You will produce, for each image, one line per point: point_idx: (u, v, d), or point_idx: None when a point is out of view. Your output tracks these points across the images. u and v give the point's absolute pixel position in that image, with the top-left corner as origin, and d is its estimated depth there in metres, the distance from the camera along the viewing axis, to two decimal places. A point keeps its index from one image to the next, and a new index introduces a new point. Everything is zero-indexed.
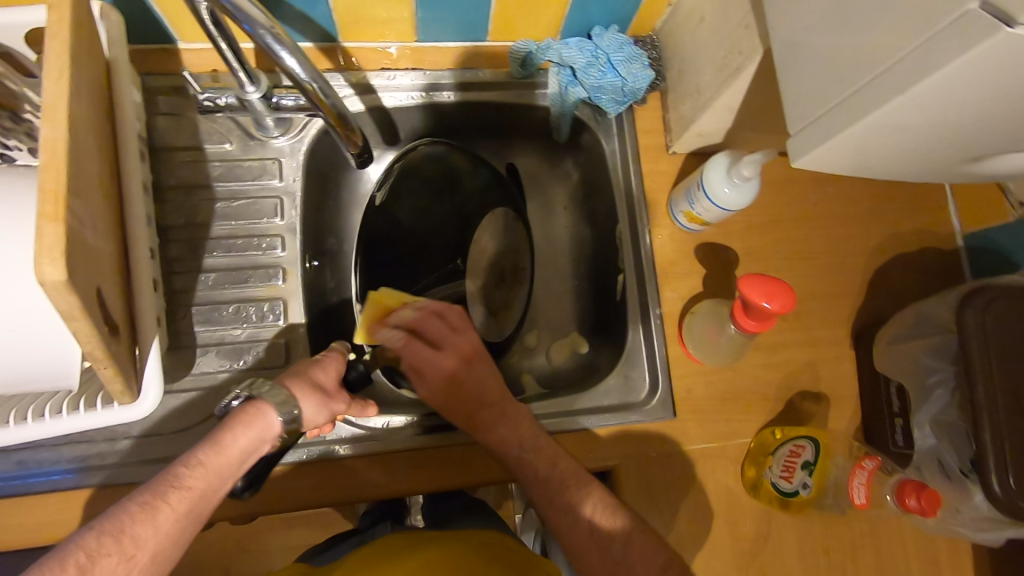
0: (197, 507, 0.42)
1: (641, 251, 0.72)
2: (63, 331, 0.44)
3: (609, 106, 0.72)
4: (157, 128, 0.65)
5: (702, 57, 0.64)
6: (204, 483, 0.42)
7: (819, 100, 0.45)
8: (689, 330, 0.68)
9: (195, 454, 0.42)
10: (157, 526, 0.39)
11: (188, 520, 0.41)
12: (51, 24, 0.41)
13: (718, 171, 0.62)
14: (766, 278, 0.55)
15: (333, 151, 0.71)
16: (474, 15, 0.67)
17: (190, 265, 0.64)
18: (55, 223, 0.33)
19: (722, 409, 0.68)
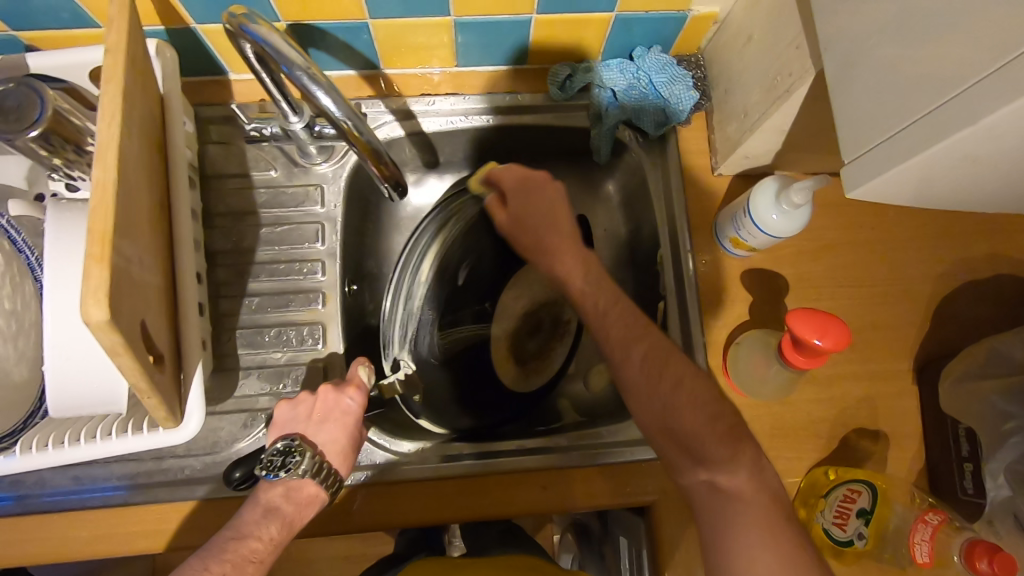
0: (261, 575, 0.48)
1: (684, 277, 0.69)
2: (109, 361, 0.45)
3: (651, 128, 0.71)
4: (208, 156, 0.68)
5: (750, 77, 0.61)
6: (264, 551, 0.49)
7: (875, 129, 0.42)
8: (734, 361, 0.65)
9: (266, 526, 0.49)
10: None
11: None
12: (107, 69, 0.43)
13: (766, 197, 0.59)
14: (815, 310, 0.51)
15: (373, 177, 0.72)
16: (514, 39, 0.67)
17: (236, 289, 0.66)
18: (101, 264, 0.35)
19: (769, 445, 0.65)
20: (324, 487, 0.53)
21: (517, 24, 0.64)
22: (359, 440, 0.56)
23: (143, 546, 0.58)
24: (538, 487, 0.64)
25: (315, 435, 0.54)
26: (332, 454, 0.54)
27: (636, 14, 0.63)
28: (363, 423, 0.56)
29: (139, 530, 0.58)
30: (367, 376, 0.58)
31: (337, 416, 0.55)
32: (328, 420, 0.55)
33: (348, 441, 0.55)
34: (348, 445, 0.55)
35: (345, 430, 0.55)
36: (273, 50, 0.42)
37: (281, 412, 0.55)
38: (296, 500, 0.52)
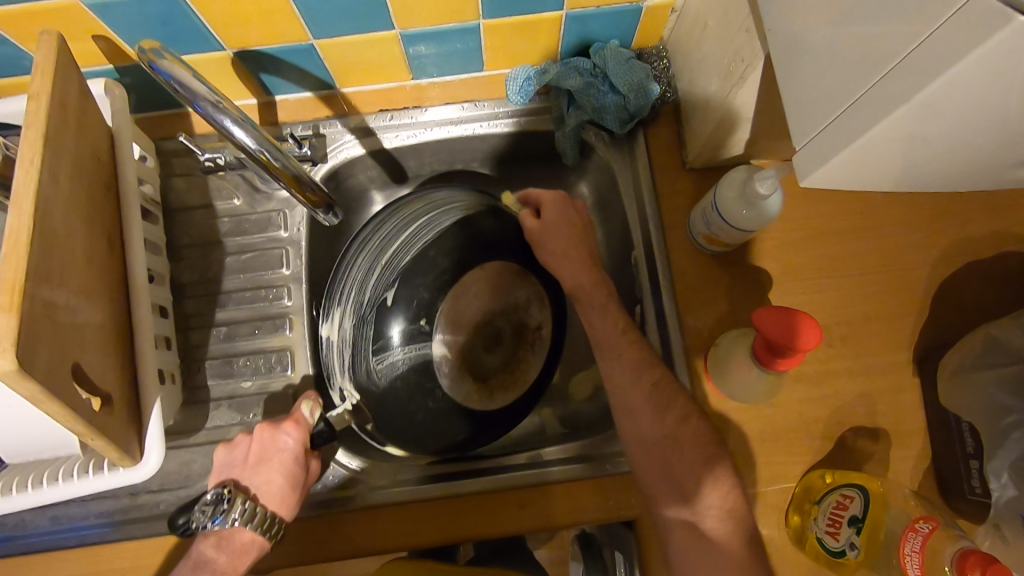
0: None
1: (660, 278, 0.66)
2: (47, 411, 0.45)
3: (614, 126, 0.68)
4: (172, 189, 0.68)
5: (710, 65, 0.58)
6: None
7: (819, 112, 0.40)
8: (714, 363, 0.62)
9: (199, 574, 0.52)
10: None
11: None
12: (30, 114, 0.43)
13: (732, 190, 0.56)
14: (792, 313, 0.47)
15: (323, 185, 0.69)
16: (466, 47, 0.65)
17: (204, 319, 0.65)
18: (9, 314, 0.34)
19: (759, 449, 0.61)
20: (256, 535, 0.54)
21: (464, 30, 0.62)
22: (300, 480, 0.57)
23: None
24: (516, 507, 0.60)
25: (249, 478, 0.57)
26: (267, 496, 0.56)
27: (587, 10, 0.61)
28: (301, 462, 0.57)
29: None
30: (309, 412, 0.58)
31: (273, 457, 0.56)
32: (262, 463, 0.56)
33: (282, 483, 0.56)
34: (282, 488, 0.56)
35: (279, 471, 0.56)
36: (180, 83, 0.41)
37: (229, 454, 0.59)
38: (229, 549, 0.54)
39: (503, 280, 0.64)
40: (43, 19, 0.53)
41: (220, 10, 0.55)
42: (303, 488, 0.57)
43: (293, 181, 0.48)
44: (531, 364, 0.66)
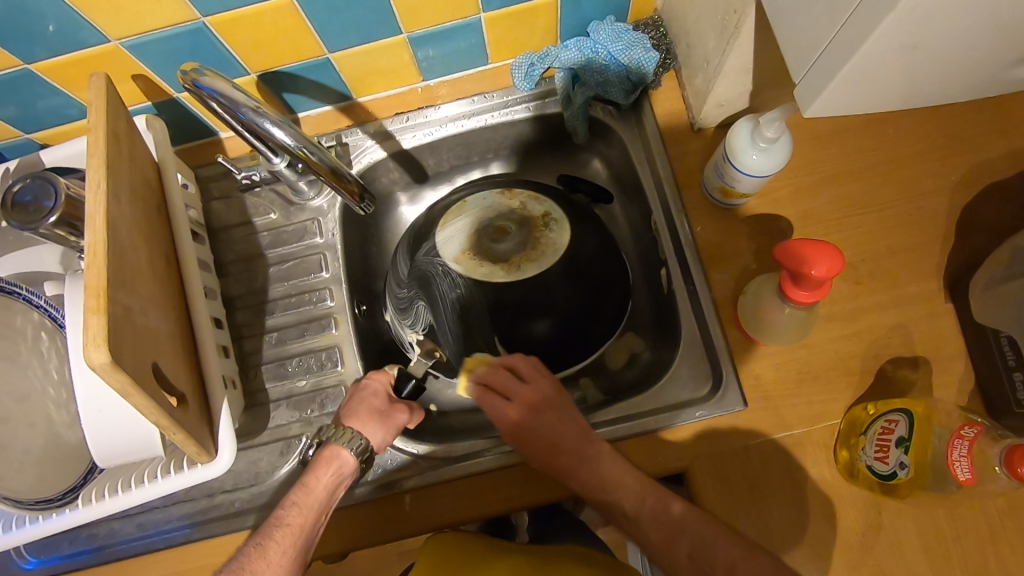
0: (297, 537, 0.53)
1: (681, 237, 0.68)
2: (132, 415, 0.49)
3: (620, 97, 0.70)
4: (213, 211, 0.73)
5: (704, 24, 0.61)
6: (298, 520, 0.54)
7: (812, 43, 0.42)
8: (744, 312, 0.63)
9: (289, 498, 0.55)
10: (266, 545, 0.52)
11: (294, 549, 0.52)
12: (91, 144, 0.48)
13: (740, 139, 0.58)
14: (815, 243, 0.49)
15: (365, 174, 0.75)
16: (469, 43, 0.69)
17: (256, 328, 0.70)
18: (97, 314, 0.38)
19: (799, 390, 0.62)
20: (345, 445, 0.58)
21: (466, 26, 0.66)
22: (383, 408, 0.62)
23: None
24: None
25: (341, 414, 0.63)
26: (353, 416, 0.61)
27: None
28: (384, 396, 0.64)
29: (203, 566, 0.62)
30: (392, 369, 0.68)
31: (359, 394, 0.64)
32: (351, 400, 0.64)
33: (364, 406, 0.62)
34: (368, 410, 0.62)
35: (362, 400, 0.62)
36: (222, 96, 0.45)
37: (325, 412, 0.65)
38: (317, 461, 0.58)
39: (497, 198, 0.70)
40: (88, 65, 0.59)
41: (243, 36, 0.59)
42: (387, 420, 0.62)
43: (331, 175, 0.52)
44: (549, 237, 0.68)
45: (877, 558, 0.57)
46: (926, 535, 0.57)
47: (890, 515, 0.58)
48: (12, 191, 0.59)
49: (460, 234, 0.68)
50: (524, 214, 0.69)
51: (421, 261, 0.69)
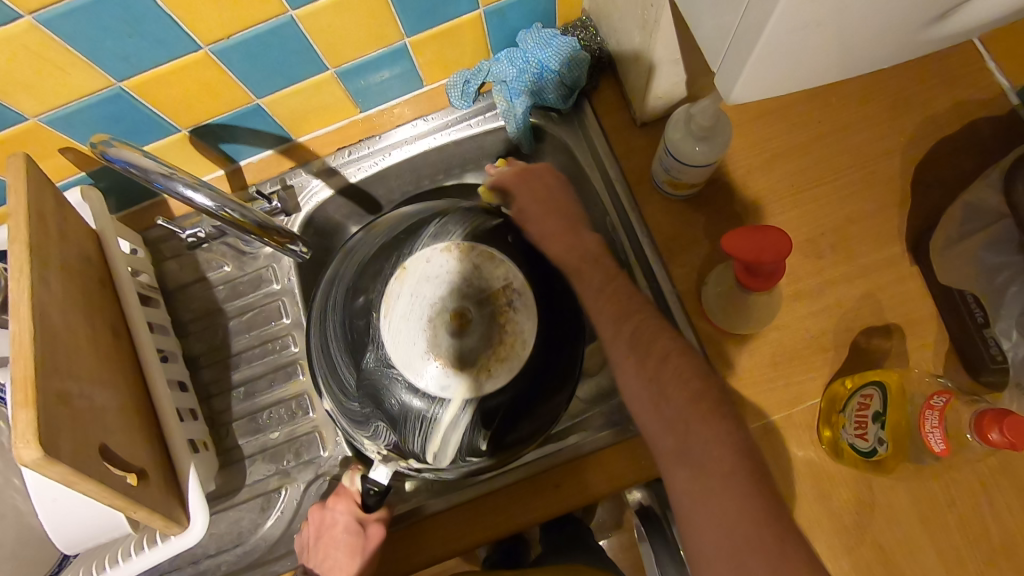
0: None
1: (637, 234, 0.67)
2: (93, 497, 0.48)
3: (559, 103, 0.70)
4: (166, 272, 0.72)
5: (627, 19, 0.60)
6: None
7: (724, 29, 0.41)
8: (708, 302, 0.62)
9: None
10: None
11: None
12: (12, 228, 0.47)
13: (678, 131, 0.57)
14: (767, 234, 0.47)
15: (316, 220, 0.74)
16: (401, 69, 0.68)
17: (223, 384, 0.68)
18: (26, 407, 0.37)
19: (776, 373, 0.61)
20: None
21: (393, 53, 0.65)
22: (360, 545, 0.57)
23: None
24: (553, 488, 0.60)
25: (315, 559, 0.58)
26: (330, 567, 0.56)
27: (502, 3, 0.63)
28: (357, 529, 0.57)
29: None
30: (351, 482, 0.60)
31: (327, 532, 0.58)
32: (320, 539, 0.58)
33: (340, 554, 0.56)
34: (345, 558, 0.56)
35: (336, 544, 0.56)
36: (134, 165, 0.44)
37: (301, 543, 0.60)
38: None
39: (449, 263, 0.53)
40: (11, 145, 0.58)
41: (165, 94, 0.58)
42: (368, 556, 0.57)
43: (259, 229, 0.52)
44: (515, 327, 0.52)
45: (873, 534, 0.56)
46: (920, 504, 0.56)
47: (882, 488, 0.57)
48: None
49: (409, 328, 0.51)
50: (481, 286, 0.52)
51: (371, 371, 0.53)
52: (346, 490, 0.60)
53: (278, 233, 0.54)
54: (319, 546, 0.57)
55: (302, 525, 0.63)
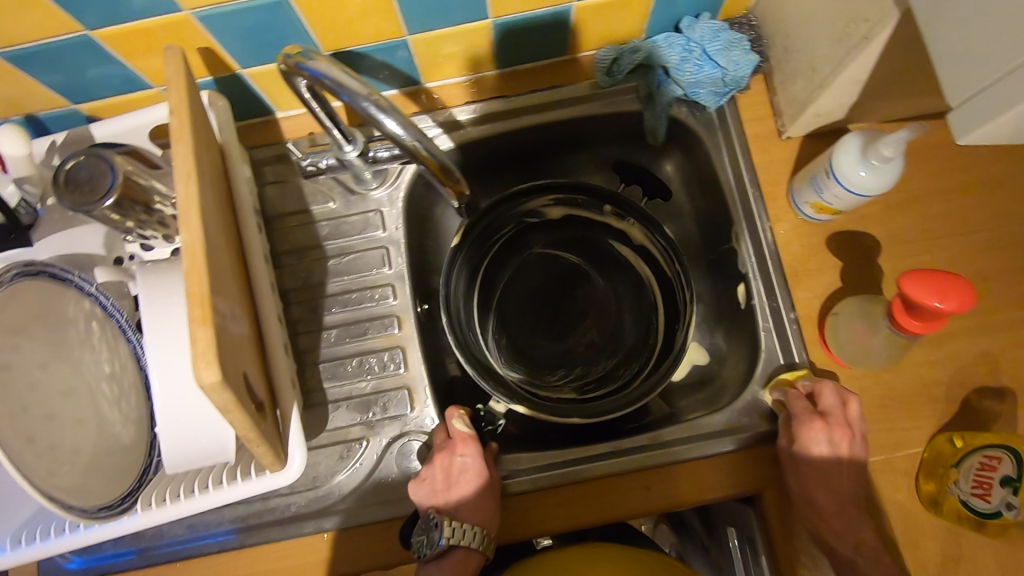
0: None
1: (763, 249, 0.65)
2: (208, 421, 0.46)
3: (708, 99, 0.67)
4: (267, 197, 0.69)
5: (816, 29, 0.56)
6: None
7: (984, 65, 0.39)
8: (832, 332, 0.60)
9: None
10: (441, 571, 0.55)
11: None
12: (175, 127, 0.43)
13: (849, 154, 0.55)
14: (954, 279, 0.46)
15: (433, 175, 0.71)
16: (554, 34, 0.65)
17: (312, 324, 0.66)
18: (205, 326, 0.35)
19: (881, 416, 0.60)
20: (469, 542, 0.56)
21: (556, 15, 0.61)
22: (494, 487, 0.59)
23: None
24: (643, 489, 0.60)
25: (445, 504, 0.58)
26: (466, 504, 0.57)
27: None
28: (487, 474, 0.59)
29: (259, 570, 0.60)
30: (464, 426, 0.61)
31: (460, 477, 0.58)
32: (453, 484, 0.58)
33: (480, 496, 0.57)
34: (479, 502, 0.57)
35: (473, 487, 0.58)
36: (333, 81, 0.42)
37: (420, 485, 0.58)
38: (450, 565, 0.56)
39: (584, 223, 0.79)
40: (154, 35, 0.54)
41: (323, 10, 0.54)
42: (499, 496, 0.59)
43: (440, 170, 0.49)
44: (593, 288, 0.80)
45: None
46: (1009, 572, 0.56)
47: (972, 549, 0.57)
48: (64, 169, 0.54)
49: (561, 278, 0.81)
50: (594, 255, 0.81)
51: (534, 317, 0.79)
52: (461, 435, 0.60)
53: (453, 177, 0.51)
54: (452, 492, 0.57)
55: (379, 480, 0.62)
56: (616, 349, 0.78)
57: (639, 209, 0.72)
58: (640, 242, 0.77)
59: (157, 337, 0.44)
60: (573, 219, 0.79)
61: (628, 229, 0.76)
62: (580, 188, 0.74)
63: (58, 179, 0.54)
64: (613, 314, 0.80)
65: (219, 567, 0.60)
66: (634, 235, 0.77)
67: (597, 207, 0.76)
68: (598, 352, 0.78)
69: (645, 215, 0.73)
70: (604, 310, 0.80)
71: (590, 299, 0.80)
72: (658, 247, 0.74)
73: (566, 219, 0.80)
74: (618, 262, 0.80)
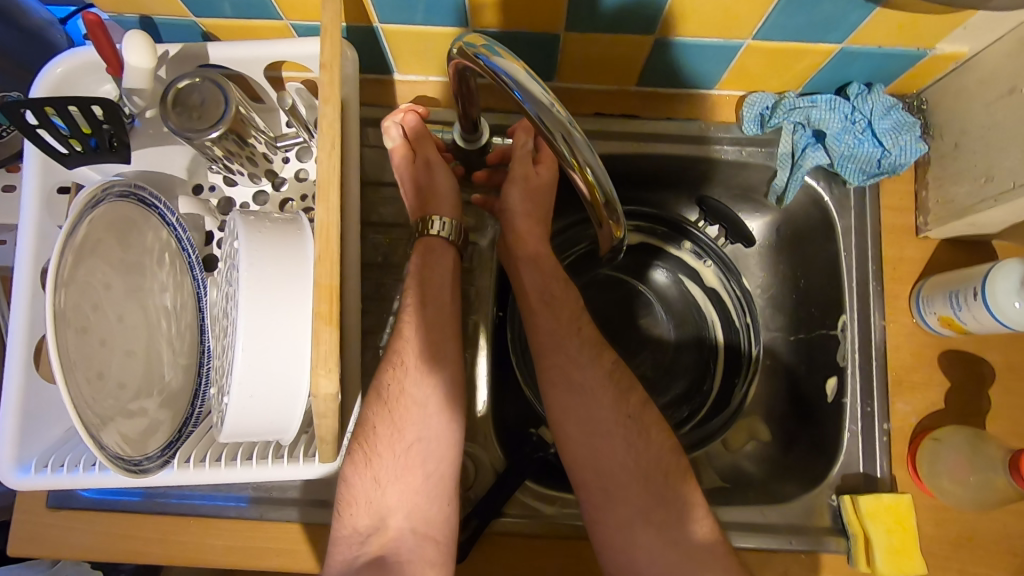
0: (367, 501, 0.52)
1: (870, 348, 0.61)
2: (274, 406, 0.42)
3: (853, 177, 0.61)
4: (364, 160, 0.64)
5: (1005, 138, 0.52)
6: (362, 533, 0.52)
7: None
8: (927, 457, 0.56)
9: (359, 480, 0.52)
10: (355, 506, 0.51)
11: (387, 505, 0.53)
12: (323, 87, 0.39)
13: (1009, 281, 0.51)
14: None
15: None
16: (712, 67, 0.59)
17: (381, 305, 0.62)
18: (331, 326, 0.31)
19: (953, 555, 0.56)
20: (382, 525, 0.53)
21: (725, 49, 0.56)
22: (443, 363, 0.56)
23: (275, 562, 0.57)
24: None
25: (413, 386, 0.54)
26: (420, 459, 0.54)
27: (868, 48, 0.55)
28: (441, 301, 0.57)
29: (272, 546, 0.57)
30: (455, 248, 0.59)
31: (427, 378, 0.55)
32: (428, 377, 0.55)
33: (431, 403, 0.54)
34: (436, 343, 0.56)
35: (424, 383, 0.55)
36: (512, 80, 0.36)
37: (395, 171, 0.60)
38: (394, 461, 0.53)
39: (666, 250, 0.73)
40: None
41: None
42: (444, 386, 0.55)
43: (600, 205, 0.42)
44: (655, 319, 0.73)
45: None
46: None
47: None
48: (176, 87, 0.50)
49: (624, 297, 0.74)
50: (665, 282, 0.74)
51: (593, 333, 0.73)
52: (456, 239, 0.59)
53: (611, 217, 0.43)
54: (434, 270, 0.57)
55: None
56: (663, 392, 0.71)
57: (721, 252, 0.71)
58: (713, 289, 0.72)
59: (251, 302, 0.40)
60: (649, 252, 0.74)
61: (701, 268, 0.72)
62: (662, 220, 0.72)
63: (167, 97, 0.50)
64: (670, 353, 0.73)
65: (233, 532, 0.57)
66: (706, 279, 0.73)
67: (674, 244, 0.73)
68: (646, 390, 0.71)
69: (724, 259, 0.71)
70: (658, 349, 0.73)
71: (649, 331, 0.73)
72: (729, 295, 0.71)
73: (638, 251, 0.74)
74: (683, 302, 0.74)
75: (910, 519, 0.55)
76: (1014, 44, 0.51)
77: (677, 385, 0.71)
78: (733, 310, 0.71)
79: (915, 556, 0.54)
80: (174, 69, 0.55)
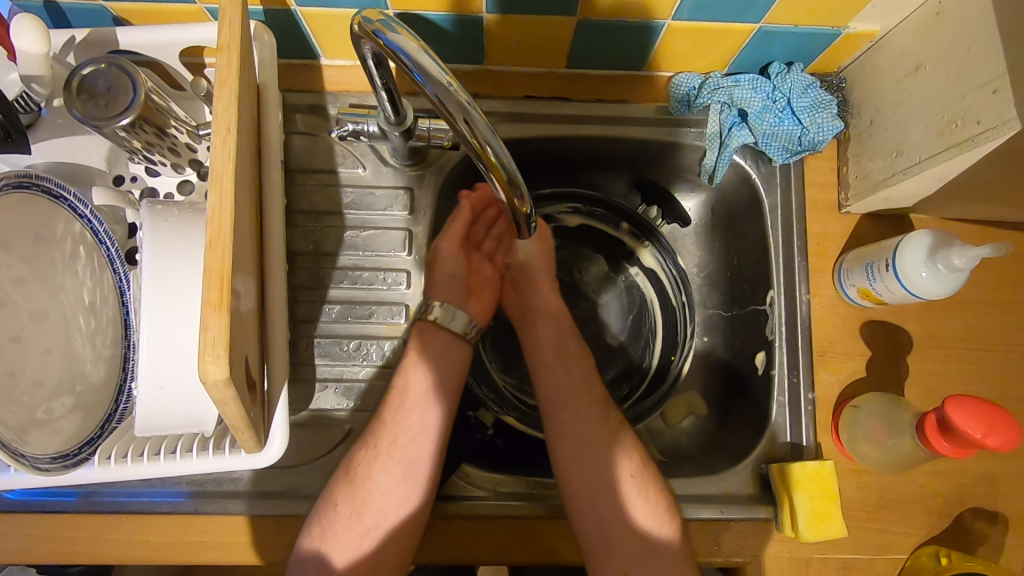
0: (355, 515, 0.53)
1: (796, 321, 0.63)
2: (189, 395, 0.42)
3: (777, 154, 0.63)
4: (292, 147, 0.63)
5: (912, 114, 0.54)
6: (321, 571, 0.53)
7: None
8: (848, 423, 0.58)
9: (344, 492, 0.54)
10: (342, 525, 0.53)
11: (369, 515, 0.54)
12: (220, 70, 0.38)
13: (916, 252, 0.53)
14: (1005, 415, 0.45)
15: (471, 162, 0.66)
16: (638, 48, 0.60)
17: (315, 294, 0.62)
18: (220, 312, 0.31)
19: (872, 516, 0.59)
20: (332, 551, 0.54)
21: (647, 30, 0.57)
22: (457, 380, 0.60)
23: (210, 556, 0.56)
24: None
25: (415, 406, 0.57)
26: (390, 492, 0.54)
27: (784, 28, 0.56)
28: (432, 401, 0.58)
29: (206, 540, 0.56)
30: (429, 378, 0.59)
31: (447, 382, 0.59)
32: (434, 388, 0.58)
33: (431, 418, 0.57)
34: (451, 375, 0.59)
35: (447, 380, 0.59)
36: (410, 60, 0.36)
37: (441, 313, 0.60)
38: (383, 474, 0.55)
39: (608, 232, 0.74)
40: None
41: None
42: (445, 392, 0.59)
43: (507, 187, 0.42)
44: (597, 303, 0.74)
45: None
46: None
47: None
48: (80, 74, 0.49)
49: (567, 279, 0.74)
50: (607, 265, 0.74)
51: None
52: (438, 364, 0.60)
53: (518, 197, 0.44)
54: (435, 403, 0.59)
55: None
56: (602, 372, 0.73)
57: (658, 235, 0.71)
58: (650, 270, 0.73)
59: (154, 292, 0.40)
60: (589, 235, 0.74)
61: (641, 252, 0.73)
62: (603, 203, 0.72)
63: (72, 84, 0.48)
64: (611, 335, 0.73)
65: (166, 528, 0.56)
66: (644, 260, 0.73)
67: (616, 227, 0.73)
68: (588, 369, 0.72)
69: (660, 240, 0.71)
70: (591, 332, 0.73)
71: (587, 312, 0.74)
72: (667, 276, 0.72)
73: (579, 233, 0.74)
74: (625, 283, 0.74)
75: (833, 483, 0.57)
76: (921, 22, 0.52)
77: (611, 365, 0.73)
78: (669, 288, 0.72)
79: (836, 518, 0.56)
80: (83, 55, 0.54)
